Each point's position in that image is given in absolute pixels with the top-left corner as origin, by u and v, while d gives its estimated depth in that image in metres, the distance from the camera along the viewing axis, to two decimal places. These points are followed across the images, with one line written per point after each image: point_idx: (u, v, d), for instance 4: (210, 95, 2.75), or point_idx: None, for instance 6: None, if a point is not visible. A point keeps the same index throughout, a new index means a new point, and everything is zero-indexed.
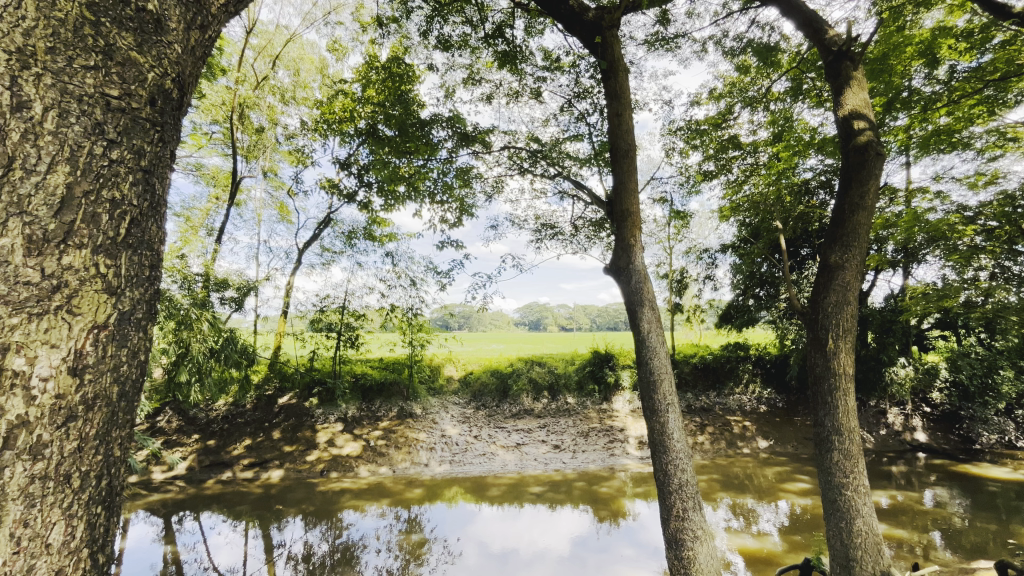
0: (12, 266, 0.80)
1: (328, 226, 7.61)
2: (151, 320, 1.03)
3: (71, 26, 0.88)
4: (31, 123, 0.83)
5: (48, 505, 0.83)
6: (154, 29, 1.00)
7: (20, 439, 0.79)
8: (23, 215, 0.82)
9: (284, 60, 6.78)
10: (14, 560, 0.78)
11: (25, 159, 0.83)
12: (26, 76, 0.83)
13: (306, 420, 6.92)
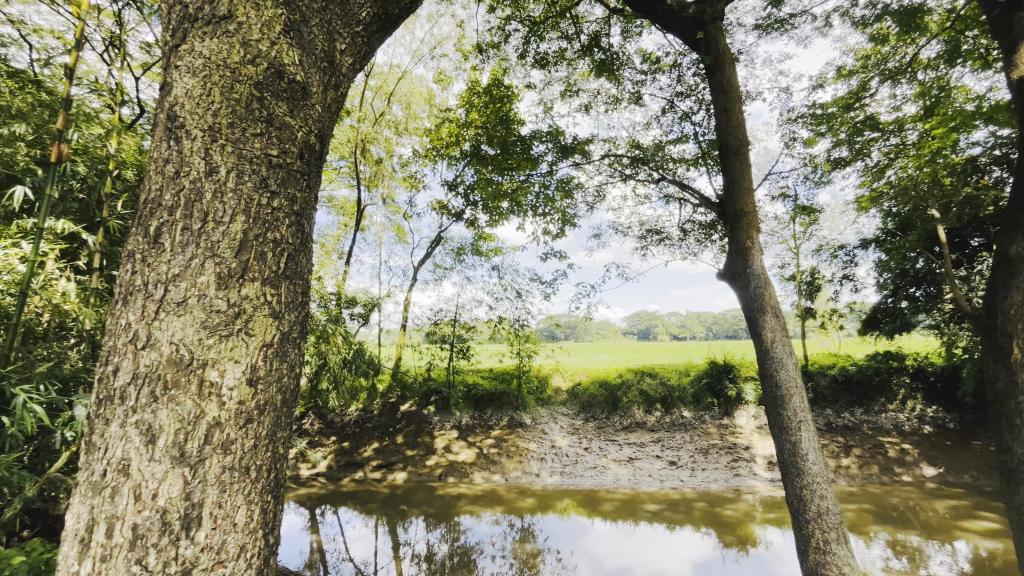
0: (208, 298, 1.00)
1: (439, 244, 8.10)
2: (304, 339, 1.18)
3: (244, 103, 1.07)
4: (219, 186, 1.04)
5: (235, 491, 0.99)
6: (302, 95, 1.16)
7: (215, 437, 0.98)
8: (214, 257, 1.01)
9: (397, 96, 7.45)
10: (212, 535, 0.96)
11: (216, 213, 1.03)
12: (215, 148, 1.04)
13: (425, 427, 7.40)
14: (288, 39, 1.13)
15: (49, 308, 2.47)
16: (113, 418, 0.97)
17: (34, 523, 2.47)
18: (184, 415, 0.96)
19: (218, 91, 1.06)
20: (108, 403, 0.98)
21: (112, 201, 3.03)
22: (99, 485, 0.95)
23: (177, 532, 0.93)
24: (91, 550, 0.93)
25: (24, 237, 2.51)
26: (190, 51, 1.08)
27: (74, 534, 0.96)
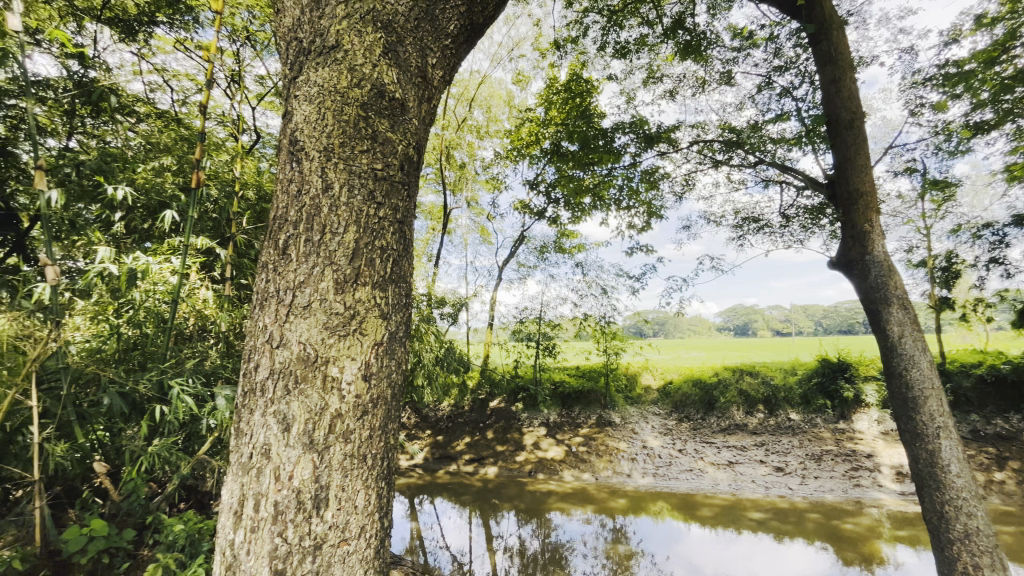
0: (328, 302, 1.11)
1: (522, 243, 8.19)
2: (408, 339, 1.26)
3: (353, 123, 1.17)
4: (334, 201, 1.15)
5: (354, 476, 1.09)
6: (400, 111, 1.24)
7: (337, 427, 1.08)
8: (332, 265, 1.12)
9: (478, 100, 7.65)
10: (337, 515, 1.07)
11: (332, 224, 1.14)
12: (330, 166, 1.16)
13: (514, 423, 7.55)
14: (387, 60, 1.22)
15: (194, 314, 2.86)
16: (256, 408, 1.11)
17: (188, 497, 2.89)
18: (312, 407, 1.07)
19: (331, 115, 1.17)
20: (251, 394, 1.13)
21: (238, 218, 3.44)
22: (247, 466, 1.09)
23: (310, 510, 1.05)
24: (243, 522, 1.07)
25: (173, 252, 2.94)
26: (306, 80, 1.20)
27: (229, 507, 1.11)
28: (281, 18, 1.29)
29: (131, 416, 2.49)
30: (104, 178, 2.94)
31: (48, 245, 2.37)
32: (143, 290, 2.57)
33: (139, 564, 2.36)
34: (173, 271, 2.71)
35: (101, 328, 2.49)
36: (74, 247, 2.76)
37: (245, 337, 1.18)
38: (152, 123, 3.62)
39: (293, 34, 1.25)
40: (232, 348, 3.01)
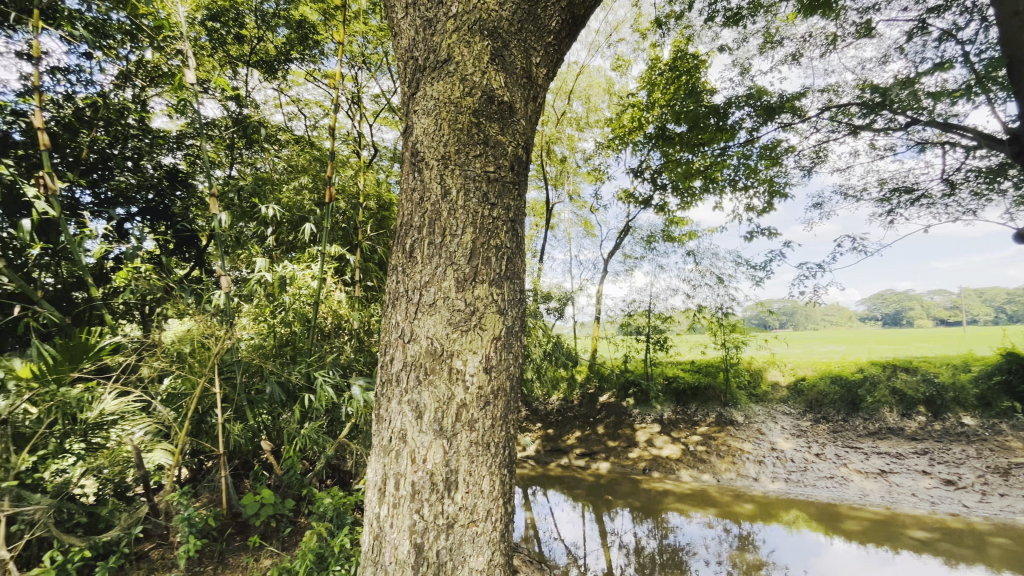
0: (451, 299, 1.19)
1: (628, 234, 7.93)
2: (524, 333, 1.31)
3: (466, 130, 1.23)
4: (452, 205, 1.22)
5: (480, 462, 1.16)
6: (509, 114, 1.28)
7: (463, 416, 1.16)
8: (453, 265, 1.20)
9: (577, 92, 7.56)
10: (466, 497, 1.14)
11: (452, 227, 1.21)
12: (448, 173, 1.23)
13: (625, 419, 7.36)
14: (495, 66, 1.27)
15: (332, 313, 3.20)
16: (393, 397, 1.22)
17: (333, 475, 3.26)
18: (440, 397, 1.16)
19: (447, 125, 1.24)
20: (388, 384, 1.25)
21: (363, 227, 3.79)
22: (387, 448, 1.21)
23: (441, 491, 1.14)
24: (386, 498, 1.19)
25: (313, 260, 3.34)
26: (424, 95, 1.28)
27: (374, 484, 1.24)
28: (398, 40, 1.39)
29: (287, 402, 2.89)
30: (259, 200, 3.46)
31: (221, 258, 2.86)
32: (291, 294, 2.97)
33: (298, 529, 2.73)
34: (313, 276, 3.08)
35: (262, 327, 2.96)
36: (239, 259, 3.27)
37: (381, 332, 1.31)
38: (292, 148, 4.14)
39: (410, 54, 1.34)
40: (363, 344, 3.35)
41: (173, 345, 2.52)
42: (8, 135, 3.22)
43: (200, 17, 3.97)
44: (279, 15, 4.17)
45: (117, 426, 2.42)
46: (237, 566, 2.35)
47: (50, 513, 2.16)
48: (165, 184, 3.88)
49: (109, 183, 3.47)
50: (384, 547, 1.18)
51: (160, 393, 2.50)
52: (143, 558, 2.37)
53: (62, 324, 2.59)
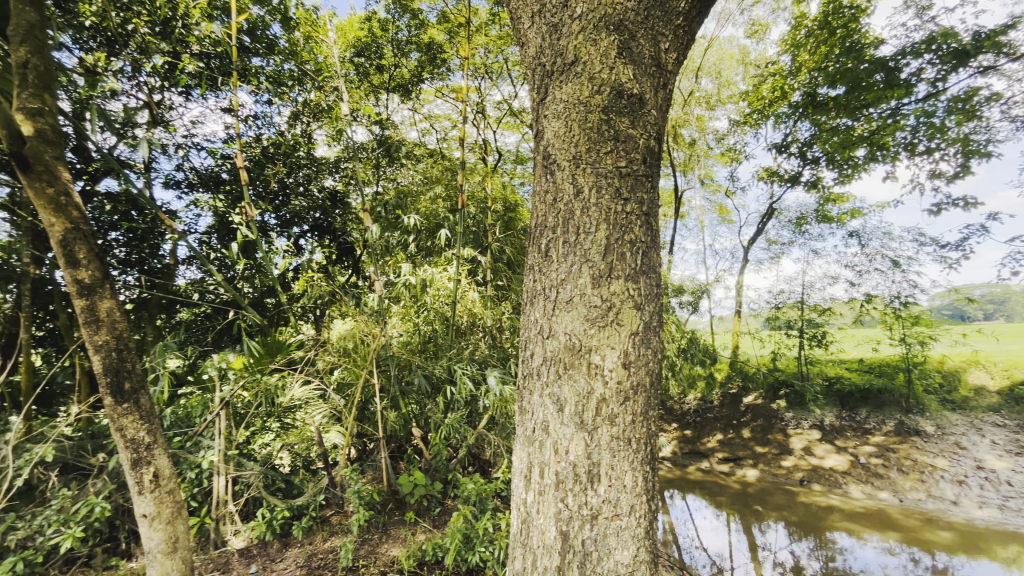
0: (587, 296, 1.20)
1: (772, 217, 7.12)
2: (663, 328, 1.27)
3: (597, 129, 1.24)
4: (585, 203, 1.23)
5: (622, 456, 1.16)
6: (639, 106, 1.25)
7: (604, 410, 1.16)
8: (587, 262, 1.21)
9: (706, 68, 7.01)
10: (609, 491, 1.15)
11: (586, 225, 1.22)
12: (579, 172, 1.25)
13: (776, 423, 6.61)
14: (623, 59, 1.24)
15: (467, 312, 3.41)
16: (534, 390, 1.27)
17: (474, 462, 3.47)
18: (580, 391, 1.18)
19: (577, 126, 1.25)
20: (529, 378, 1.30)
21: (491, 229, 3.98)
22: (531, 438, 1.26)
23: (585, 482, 1.16)
24: (532, 485, 1.24)
25: (449, 263, 3.61)
26: (553, 99, 1.31)
27: (520, 471, 1.30)
28: (525, 49, 1.44)
29: (432, 393, 3.16)
30: (402, 212, 3.87)
31: (374, 266, 3.25)
32: (432, 295, 3.26)
33: (446, 510, 2.98)
34: (450, 278, 3.33)
35: (410, 325, 3.19)
36: (387, 265, 3.67)
37: (521, 329, 1.37)
38: (427, 162, 4.51)
39: (537, 61, 1.37)
40: (496, 340, 3.53)
41: (340, 342, 2.87)
42: (220, 174, 4.05)
43: (349, 55, 4.39)
44: (411, 40, 4.62)
45: (302, 409, 2.88)
46: (397, 537, 2.66)
47: (259, 478, 2.70)
48: (328, 204, 4.51)
49: (287, 207, 4.24)
50: (531, 533, 1.23)
51: (333, 382, 2.86)
52: (325, 522, 2.78)
53: (261, 324, 3.17)
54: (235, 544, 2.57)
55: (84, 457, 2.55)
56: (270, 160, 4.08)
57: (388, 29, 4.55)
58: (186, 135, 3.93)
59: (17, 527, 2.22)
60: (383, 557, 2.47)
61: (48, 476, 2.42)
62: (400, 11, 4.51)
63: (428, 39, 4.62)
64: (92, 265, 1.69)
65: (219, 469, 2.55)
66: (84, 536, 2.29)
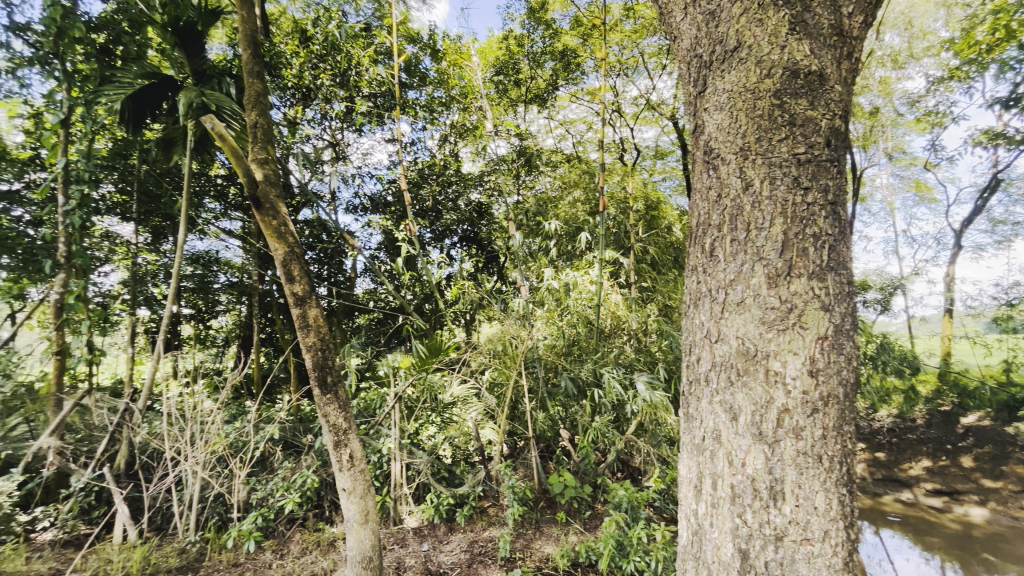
0: (762, 297, 1.10)
1: (998, 191, 5.66)
2: (857, 332, 1.10)
3: (767, 115, 1.13)
4: (755, 196, 1.13)
5: (811, 475, 1.04)
6: (820, 83, 1.11)
7: (786, 422, 1.05)
8: (761, 261, 1.11)
9: (889, 21, 5.85)
10: (797, 511, 1.03)
11: (758, 220, 1.13)
12: (748, 163, 1.15)
13: (1013, 451, 5.12)
14: (797, 34, 1.12)
15: (611, 315, 3.37)
16: (702, 396, 1.20)
17: (623, 469, 3.38)
18: (757, 400, 1.08)
19: (744, 115, 1.16)
20: (696, 384, 1.23)
21: (634, 229, 3.85)
22: (700, 447, 1.19)
23: (767, 499, 1.06)
24: (703, 496, 1.17)
25: (590, 266, 3.60)
26: (713, 90, 1.23)
27: (689, 481, 1.24)
28: (677, 42, 1.37)
29: (578, 396, 3.18)
30: (543, 218, 4.01)
31: (520, 269, 3.51)
32: (575, 297, 3.31)
33: (597, 515, 2.96)
34: (592, 280, 3.36)
35: (556, 328, 3.23)
36: (531, 271, 3.80)
37: (684, 334, 1.31)
38: (565, 166, 4.50)
39: (693, 52, 1.30)
40: (643, 344, 3.39)
41: (488, 344, 3.07)
42: (387, 197, 4.63)
43: (489, 74, 4.73)
44: (546, 50, 4.72)
45: (458, 406, 3.13)
46: (550, 535, 2.73)
47: (427, 466, 3.01)
48: (475, 216, 4.81)
49: (440, 223, 4.72)
50: (705, 547, 1.16)
51: (485, 381, 3.07)
52: (484, 512, 2.99)
53: (425, 328, 3.55)
54: (409, 523, 2.90)
55: (298, 436, 3.13)
56: (426, 178, 4.60)
57: (524, 44, 4.70)
58: (359, 166, 4.59)
59: (257, 488, 2.83)
60: (538, 552, 2.55)
61: (275, 450, 3.02)
62: (534, 24, 4.63)
63: (562, 47, 4.71)
64: (302, 280, 2.08)
65: (396, 455, 2.92)
66: (301, 501, 2.81)
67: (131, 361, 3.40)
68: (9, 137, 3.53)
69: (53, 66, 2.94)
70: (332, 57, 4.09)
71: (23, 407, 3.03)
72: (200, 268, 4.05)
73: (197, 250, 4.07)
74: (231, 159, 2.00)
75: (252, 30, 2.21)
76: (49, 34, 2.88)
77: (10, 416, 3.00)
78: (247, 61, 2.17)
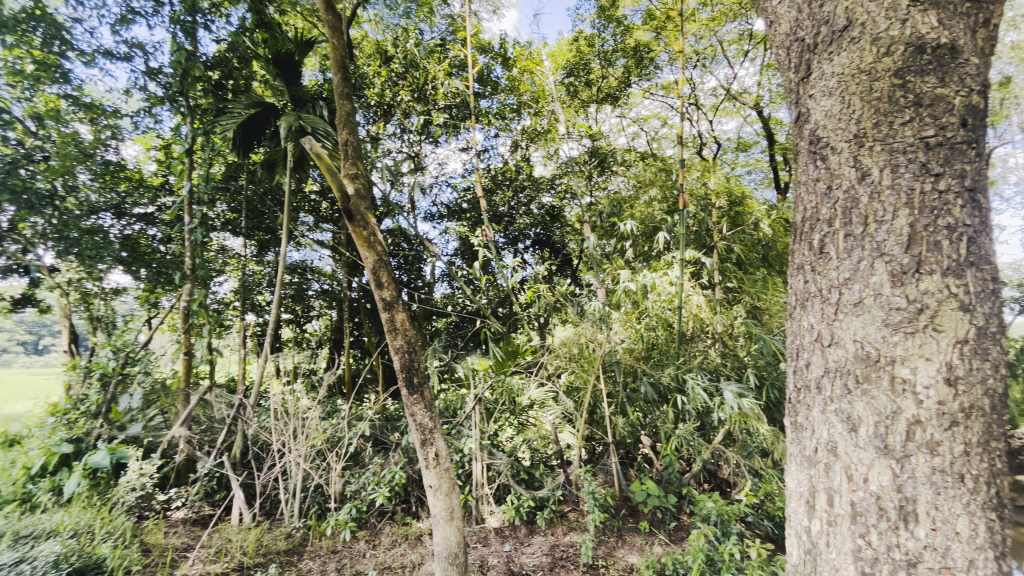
0: (884, 296, 1.00)
1: None
2: (1005, 335, 0.96)
3: (887, 97, 1.03)
4: (874, 186, 1.04)
5: (951, 496, 0.92)
6: (952, 57, 0.99)
7: (918, 435, 0.95)
8: (883, 256, 1.01)
9: None
10: (934, 535, 0.92)
11: (877, 213, 1.03)
12: (864, 151, 1.06)
13: None
14: (920, 5, 1.01)
15: (693, 318, 3.22)
16: (813, 405, 1.12)
17: (710, 479, 3.20)
18: (881, 410, 0.99)
19: (859, 98, 1.06)
20: (806, 391, 1.15)
21: (717, 227, 3.63)
22: (812, 460, 1.11)
23: (896, 521, 0.96)
24: (817, 513, 1.09)
25: (670, 267, 3.46)
26: (820, 74, 1.14)
27: (799, 495, 1.15)
28: (774, 26, 1.29)
29: (660, 403, 3.07)
30: (618, 219, 3.92)
31: (596, 273, 3.42)
32: (653, 299, 3.20)
33: (683, 527, 2.83)
34: (671, 281, 3.21)
35: (634, 331, 3.15)
36: (607, 273, 3.73)
37: (790, 337, 1.23)
38: (640, 165, 4.36)
39: (793, 36, 1.21)
40: (730, 348, 3.18)
41: (563, 348, 3.02)
42: (462, 205, 4.79)
43: (560, 76, 4.60)
44: (617, 48, 4.63)
45: (535, 410, 3.14)
46: (633, 545, 2.66)
47: (508, 468, 3.05)
48: (547, 220, 4.83)
49: (514, 227, 4.75)
50: (820, 567, 1.07)
51: (562, 386, 3.05)
52: (564, 517, 2.98)
53: (501, 332, 3.60)
54: (491, 523, 2.96)
55: (386, 434, 3.32)
56: (498, 184, 4.71)
57: (594, 43, 4.66)
58: (437, 175, 4.78)
59: (351, 481, 3.03)
60: (621, 562, 2.50)
61: (366, 446, 3.22)
62: (604, 23, 4.60)
63: (634, 43, 4.61)
64: (389, 287, 2.20)
65: (477, 455, 2.99)
66: (390, 495, 2.97)
67: (243, 361, 3.80)
68: (144, 167, 4.13)
69: (179, 103, 3.40)
70: (411, 73, 4.31)
71: (160, 400, 3.49)
72: (297, 276, 4.50)
73: (295, 260, 4.49)
74: (326, 176, 2.18)
75: (342, 57, 2.38)
76: (177, 75, 3.36)
77: (150, 408, 3.48)
78: (337, 85, 2.35)
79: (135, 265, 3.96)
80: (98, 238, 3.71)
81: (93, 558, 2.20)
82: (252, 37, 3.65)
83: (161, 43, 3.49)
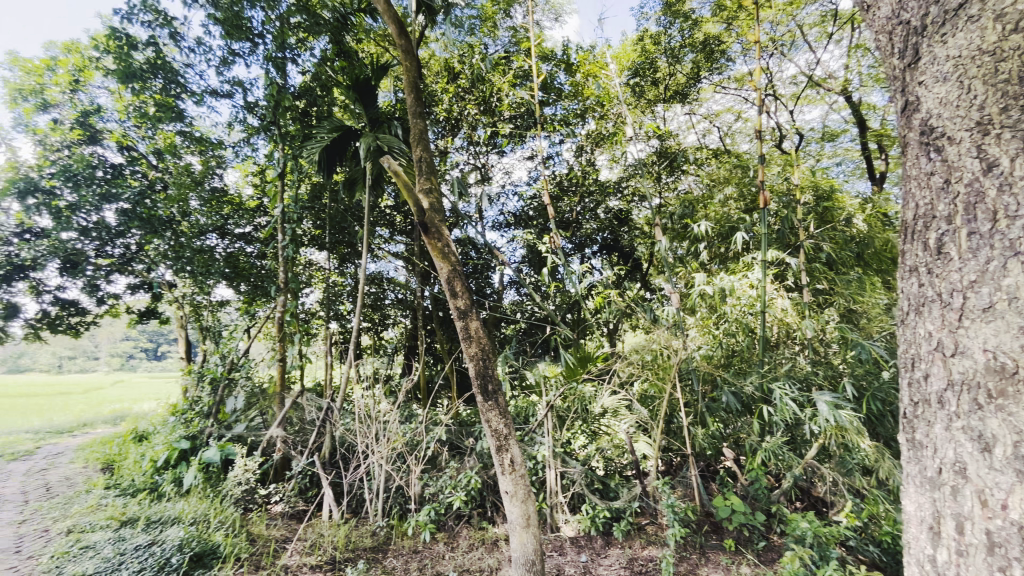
0: (1021, 300, 0.89)
1: None
2: None
3: (1017, 78, 0.92)
4: (1003, 177, 0.93)
5: None
6: None
7: None
8: (1019, 256, 0.90)
9: None
10: None
11: (1009, 207, 0.92)
12: (988, 141, 0.96)
13: None
14: None
15: (778, 323, 3.02)
16: (935, 421, 1.04)
17: (803, 497, 2.95)
18: (1020, 429, 0.87)
19: (981, 80, 0.97)
20: (925, 406, 1.07)
21: (804, 224, 3.36)
22: (936, 482, 1.03)
23: None
24: (943, 541, 1.01)
25: (750, 269, 3.25)
26: (931, 58, 1.06)
27: (920, 521, 1.08)
28: (873, 11, 1.21)
29: (744, 413, 2.89)
30: (690, 221, 3.76)
31: (669, 278, 3.28)
32: (732, 303, 3.02)
33: (774, 547, 2.63)
34: (752, 284, 3.02)
35: (711, 337, 3.02)
36: (680, 277, 3.59)
37: (905, 346, 1.14)
38: (713, 162, 4.18)
39: (896, 18, 1.14)
40: (821, 355, 2.93)
41: (635, 355, 2.93)
42: (529, 212, 4.82)
43: (626, 78, 4.46)
44: (685, 43, 4.42)
45: (609, 418, 3.10)
46: (717, 563, 2.52)
47: (582, 477, 3.01)
48: (615, 224, 4.77)
49: (580, 232, 4.77)
50: None
51: (636, 394, 2.97)
52: (642, 529, 2.89)
53: (571, 339, 3.57)
54: (566, 532, 2.93)
55: (462, 439, 3.41)
56: (564, 190, 4.73)
57: (661, 41, 4.46)
58: (503, 184, 4.88)
59: (429, 484, 3.14)
60: None
61: (442, 450, 3.32)
62: (671, 18, 4.41)
63: (703, 36, 4.42)
64: (463, 295, 2.27)
65: (551, 462, 2.98)
66: (467, 499, 3.04)
67: (329, 367, 4.07)
68: (243, 190, 4.58)
69: (273, 132, 3.76)
70: (477, 88, 4.41)
71: (259, 402, 3.83)
72: (377, 286, 4.81)
73: (374, 271, 4.81)
74: (403, 192, 2.30)
75: (414, 77, 2.52)
76: (272, 106, 3.69)
77: (251, 409, 3.82)
78: (411, 104, 2.49)
79: (236, 279, 4.40)
80: (207, 256, 4.17)
81: (209, 544, 2.46)
82: (332, 66, 3.94)
83: (257, 79, 3.88)
